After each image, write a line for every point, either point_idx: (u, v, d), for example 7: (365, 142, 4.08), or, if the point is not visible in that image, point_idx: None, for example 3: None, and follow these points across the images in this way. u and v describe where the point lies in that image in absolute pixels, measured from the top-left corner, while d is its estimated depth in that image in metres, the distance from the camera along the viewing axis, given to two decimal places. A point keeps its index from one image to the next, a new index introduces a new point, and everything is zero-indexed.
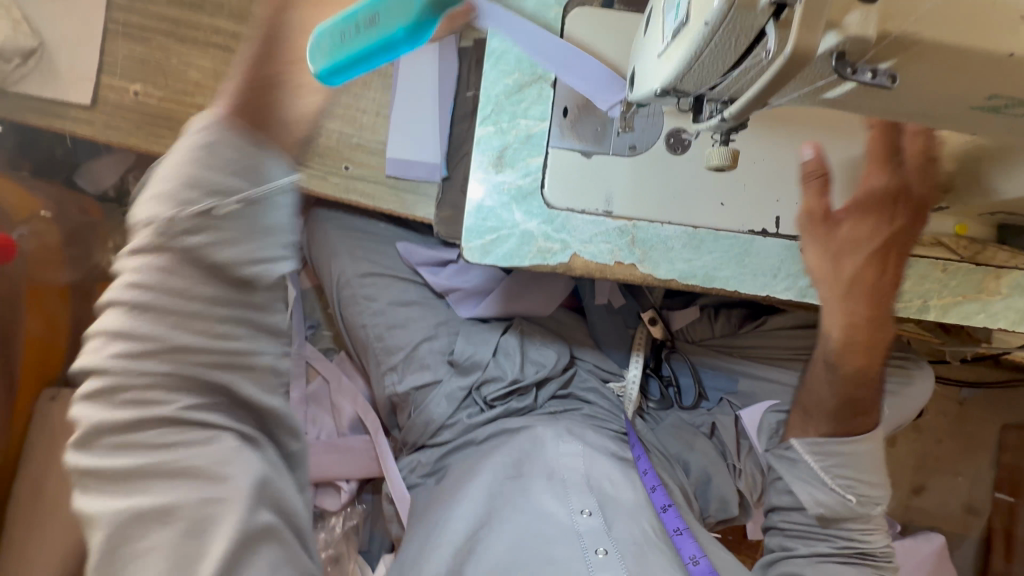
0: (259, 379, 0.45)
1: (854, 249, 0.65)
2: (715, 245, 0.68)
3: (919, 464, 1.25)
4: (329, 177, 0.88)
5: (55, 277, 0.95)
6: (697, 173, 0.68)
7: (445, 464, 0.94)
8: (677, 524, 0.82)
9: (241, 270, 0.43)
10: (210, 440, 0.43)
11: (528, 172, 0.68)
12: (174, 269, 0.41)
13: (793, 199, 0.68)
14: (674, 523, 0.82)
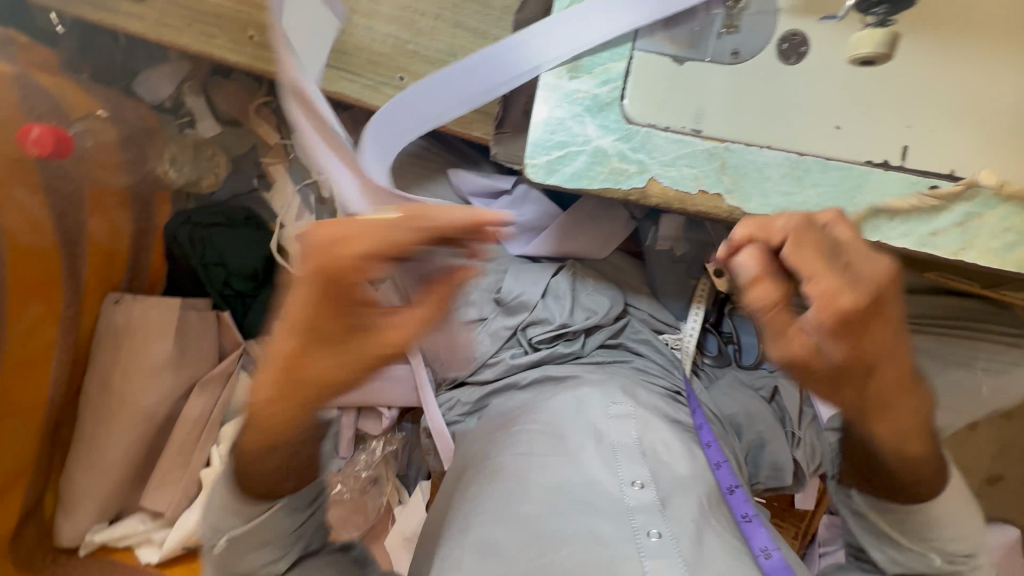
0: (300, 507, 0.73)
1: (890, 343, 0.50)
2: (823, 177, 0.58)
3: (1002, 453, 1.13)
4: (383, 87, 0.81)
5: (113, 179, 1.01)
6: (810, 87, 0.57)
7: (485, 404, 0.89)
8: (746, 510, 0.71)
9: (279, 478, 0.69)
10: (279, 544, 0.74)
11: (607, 80, 0.59)
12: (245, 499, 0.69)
13: (929, 124, 0.56)
14: (743, 509, 0.71)
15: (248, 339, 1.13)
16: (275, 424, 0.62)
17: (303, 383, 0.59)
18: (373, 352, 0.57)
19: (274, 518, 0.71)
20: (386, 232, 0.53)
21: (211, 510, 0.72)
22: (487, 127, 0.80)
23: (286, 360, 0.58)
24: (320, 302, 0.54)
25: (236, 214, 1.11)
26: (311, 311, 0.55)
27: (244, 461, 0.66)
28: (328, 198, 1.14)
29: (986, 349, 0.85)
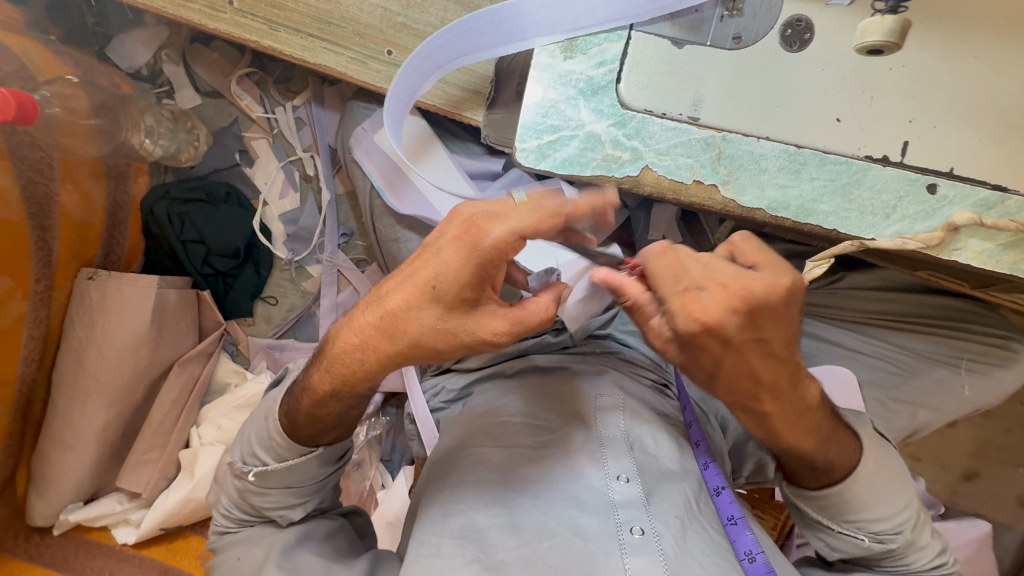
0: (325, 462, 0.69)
1: (742, 366, 0.50)
2: (820, 171, 0.56)
3: (980, 448, 1.15)
4: (369, 61, 0.78)
5: (89, 152, 0.95)
6: (811, 77, 0.55)
7: (470, 391, 0.87)
8: (731, 512, 0.69)
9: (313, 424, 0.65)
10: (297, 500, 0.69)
11: (603, 62, 0.57)
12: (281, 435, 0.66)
13: (933, 118, 0.55)
14: (729, 512, 0.69)
15: (230, 319, 1.15)
16: (354, 375, 0.59)
17: (394, 346, 0.56)
18: (474, 334, 0.54)
19: (304, 463, 0.67)
20: (543, 217, 0.51)
21: (252, 439, 0.69)
22: (477, 108, 0.77)
23: (389, 318, 0.55)
24: (457, 272, 0.52)
25: (217, 190, 1.08)
26: (445, 277, 0.52)
27: (312, 408, 0.63)
28: (313, 175, 1.10)
29: (974, 349, 0.85)
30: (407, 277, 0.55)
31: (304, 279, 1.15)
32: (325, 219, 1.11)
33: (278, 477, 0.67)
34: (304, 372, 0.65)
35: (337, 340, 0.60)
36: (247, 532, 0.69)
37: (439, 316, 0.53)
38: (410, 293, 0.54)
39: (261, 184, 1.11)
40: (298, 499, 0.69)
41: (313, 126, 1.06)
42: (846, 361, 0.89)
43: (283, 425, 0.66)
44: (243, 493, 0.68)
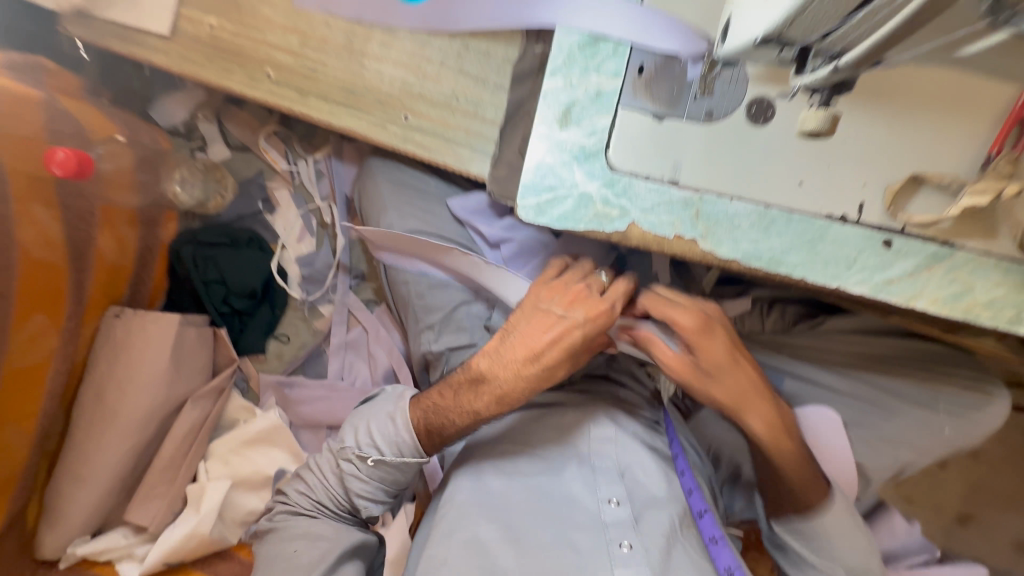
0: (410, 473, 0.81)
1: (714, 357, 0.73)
2: (787, 228, 0.63)
3: (973, 491, 1.16)
4: (388, 124, 0.88)
5: (127, 200, 1.05)
6: (775, 149, 0.63)
7: (473, 428, 0.91)
8: (713, 532, 0.71)
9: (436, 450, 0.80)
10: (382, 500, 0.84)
11: (593, 131, 0.65)
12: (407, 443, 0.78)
13: (884, 185, 0.62)
14: (711, 532, 0.72)
15: (243, 356, 1.20)
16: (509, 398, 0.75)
17: (547, 378, 0.74)
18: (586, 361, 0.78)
19: (408, 465, 0.80)
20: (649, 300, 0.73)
21: (379, 418, 0.81)
22: (484, 165, 0.88)
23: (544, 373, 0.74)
24: (590, 338, 0.72)
25: (240, 234, 1.16)
26: (596, 339, 0.73)
27: (460, 428, 0.77)
28: (330, 222, 1.19)
29: (949, 391, 0.89)
30: (557, 339, 0.72)
31: (316, 318, 1.21)
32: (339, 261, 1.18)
33: (386, 472, 0.80)
34: (439, 403, 0.77)
35: (496, 373, 0.75)
36: (320, 518, 0.81)
37: (581, 362, 0.76)
38: (559, 348, 0.73)
39: (281, 230, 1.19)
40: (381, 497, 0.83)
41: (331, 177, 1.15)
42: (833, 402, 0.91)
43: (412, 439, 0.78)
44: (345, 474, 0.81)
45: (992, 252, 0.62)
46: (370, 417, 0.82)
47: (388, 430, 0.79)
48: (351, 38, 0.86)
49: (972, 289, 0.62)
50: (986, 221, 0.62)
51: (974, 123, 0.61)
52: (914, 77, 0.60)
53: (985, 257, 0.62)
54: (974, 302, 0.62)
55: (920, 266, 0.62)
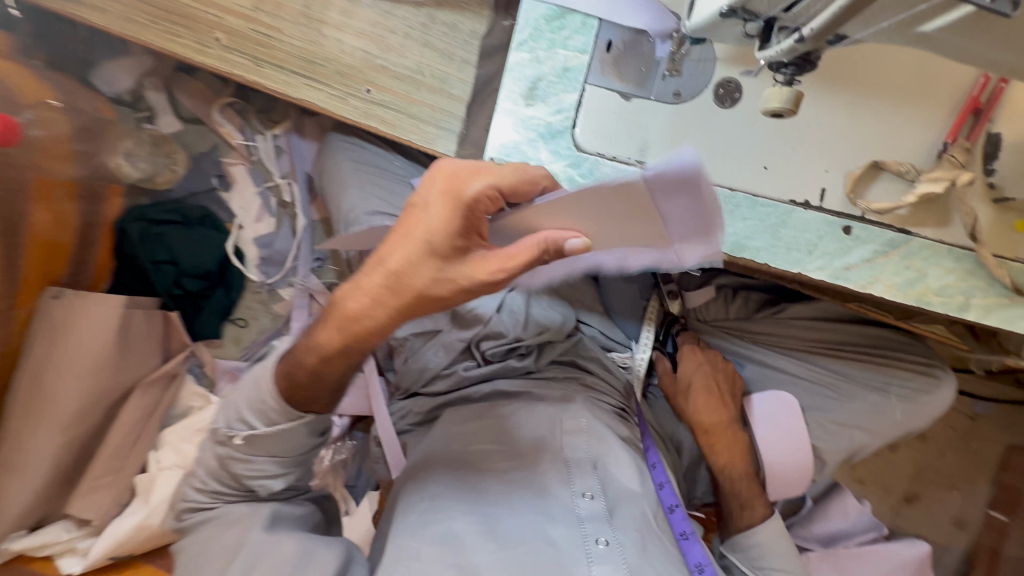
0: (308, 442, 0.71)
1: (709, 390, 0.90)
2: (751, 212, 0.63)
3: (920, 473, 1.21)
4: (349, 98, 0.83)
5: (66, 172, 0.97)
6: (741, 131, 0.63)
7: (438, 414, 0.90)
8: (683, 527, 0.74)
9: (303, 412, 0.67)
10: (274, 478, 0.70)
11: (560, 109, 0.64)
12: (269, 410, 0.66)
13: (846, 170, 0.63)
14: (681, 527, 0.74)
15: (198, 341, 1.14)
16: (367, 329, 0.61)
17: (401, 294, 0.59)
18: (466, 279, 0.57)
19: (293, 431, 0.68)
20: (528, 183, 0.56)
21: (243, 395, 0.69)
22: (449, 144, 0.84)
23: (394, 274, 0.59)
24: (445, 224, 0.56)
25: (193, 212, 1.10)
26: (437, 228, 0.57)
27: (314, 369, 0.64)
28: (290, 202, 1.14)
29: (902, 376, 0.92)
30: (404, 233, 0.59)
31: (276, 301, 1.17)
32: (299, 243, 1.13)
33: (266, 445, 0.67)
34: (297, 341, 0.66)
35: (346, 298, 0.62)
36: (229, 507, 0.70)
37: (440, 267, 0.57)
38: (402, 251, 0.59)
39: (237, 208, 1.13)
40: (280, 470, 0.70)
41: (292, 154, 1.11)
42: (790, 386, 0.94)
43: (272, 392, 0.66)
44: (224, 458, 0.69)
45: (944, 240, 0.63)
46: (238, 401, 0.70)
47: (249, 402, 0.68)
48: (310, 5, 0.81)
49: (924, 276, 0.64)
50: (939, 209, 0.63)
51: (930, 114, 0.62)
52: (875, 60, 0.62)
53: (939, 245, 0.63)
54: (926, 289, 0.64)
55: (877, 252, 0.63)
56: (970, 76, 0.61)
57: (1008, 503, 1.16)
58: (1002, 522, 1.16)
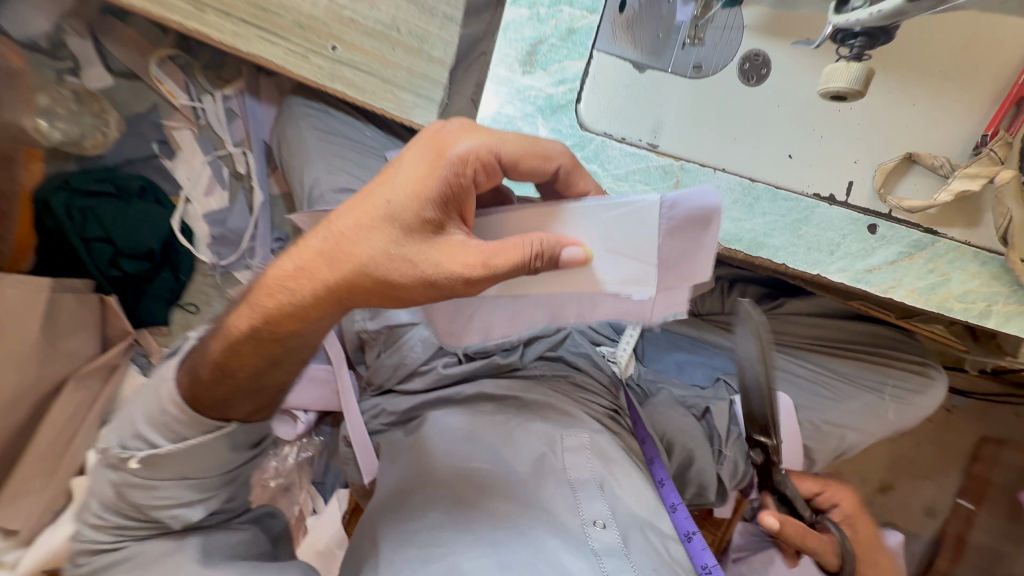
0: (216, 458, 0.58)
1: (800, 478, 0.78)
2: (771, 207, 0.57)
3: (893, 462, 1.18)
4: (311, 56, 0.72)
5: None
6: (767, 114, 0.56)
7: (417, 414, 0.80)
8: (704, 559, 0.69)
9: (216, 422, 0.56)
10: (189, 505, 0.58)
11: (563, 80, 0.57)
12: (173, 419, 0.55)
13: (877, 162, 0.56)
14: (702, 559, 0.69)
15: (141, 328, 1.01)
16: (285, 315, 0.52)
17: (341, 267, 0.50)
18: (426, 260, 0.48)
19: (211, 445, 0.57)
20: (526, 157, 0.51)
21: (138, 409, 0.57)
22: (429, 114, 0.74)
23: (338, 240, 0.50)
24: (417, 186, 0.49)
25: (132, 184, 0.96)
26: (402, 191, 0.49)
27: (217, 365, 0.54)
28: (245, 173, 1.01)
29: (897, 375, 0.88)
30: (363, 198, 0.51)
31: (231, 285, 1.03)
32: (256, 221, 1.01)
33: (174, 465, 0.56)
34: (201, 338, 0.57)
35: (270, 271, 0.53)
36: (139, 546, 0.57)
37: (399, 238, 0.49)
38: (358, 215, 0.50)
39: (183, 179, 1.00)
40: (196, 495, 0.58)
41: (246, 120, 0.98)
42: (784, 383, 0.89)
43: (176, 398, 0.55)
44: (120, 488, 0.56)
45: (969, 242, 0.58)
46: (127, 417, 0.57)
47: (147, 415, 0.56)
48: None
49: (948, 280, 0.58)
50: (970, 207, 0.57)
51: (965, 105, 0.56)
52: (914, 37, 0.56)
53: (966, 247, 0.58)
54: (948, 294, 0.59)
55: (902, 254, 0.58)
56: (1015, 61, 0.55)
57: (976, 491, 1.14)
58: (968, 509, 1.15)
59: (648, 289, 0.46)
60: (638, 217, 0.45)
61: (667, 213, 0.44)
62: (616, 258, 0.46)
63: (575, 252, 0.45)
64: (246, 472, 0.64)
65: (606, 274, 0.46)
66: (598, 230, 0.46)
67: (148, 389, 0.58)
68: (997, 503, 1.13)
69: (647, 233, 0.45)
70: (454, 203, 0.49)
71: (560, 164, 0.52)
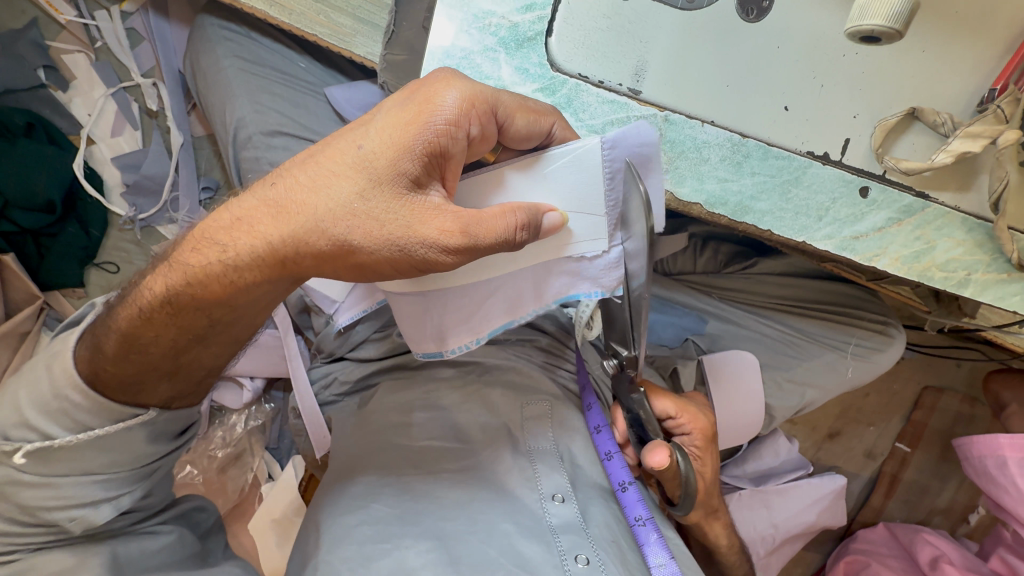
0: (127, 452, 0.50)
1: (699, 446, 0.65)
2: (761, 165, 0.51)
3: (844, 411, 1.19)
4: None
5: None
6: (762, 57, 0.49)
7: (370, 384, 0.74)
8: (638, 511, 0.61)
9: (129, 413, 0.48)
10: (94, 506, 0.50)
11: (530, 6, 0.49)
12: (68, 406, 0.47)
13: (876, 116, 0.51)
14: (636, 512, 0.61)
15: (50, 289, 0.87)
16: (216, 275, 0.42)
17: (289, 221, 0.41)
18: (394, 221, 0.40)
19: (123, 437, 0.49)
20: (518, 107, 0.44)
21: (24, 388, 0.48)
22: (372, 44, 0.63)
23: (290, 190, 0.41)
24: (396, 132, 0.41)
25: (16, 118, 0.80)
26: (375, 136, 0.41)
27: (127, 337, 0.46)
28: (159, 109, 0.86)
29: (860, 334, 0.87)
30: (326, 144, 0.42)
31: (155, 242, 0.90)
32: (177, 166, 0.87)
33: (74, 460, 0.48)
34: (107, 307, 0.49)
35: (203, 222, 0.44)
36: (36, 557, 0.49)
37: (365, 190, 0.40)
38: (319, 164, 0.41)
39: (83, 116, 0.84)
40: (106, 493, 0.50)
41: (154, 42, 0.82)
42: (752, 343, 0.87)
43: (75, 380, 0.47)
44: (2, 486, 0.48)
45: (958, 208, 0.53)
46: (9, 399, 0.48)
47: (38, 401, 0.47)
48: None
49: (933, 248, 0.54)
50: (963, 170, 0.53)
51: (971, 51, 0.50)
52: None
53: (955, 213, 0.53)
54: (931, 263, 0.54)
55: (891, 220, 0.53)
56: None
57: (913, 436, 1.17)
58: (905, 453, 1.17)
59: (604, 242, 0.48)
60: (583, 165, 0.46)
61: (609, 157, 0.45)
62: (584, 215, 0.47)
63: (553, 217, 0.45)
64: (172, 462, 0.56)
65: (578, 230, 0.48)
66: (551, 196, 0.46)
67: (37, 372, 0.48)
68: (930, 446, 1.16)
69: (599, 184, 0.46)
70: (436, 160, 0.41)
71: (553, 120, 0.46)
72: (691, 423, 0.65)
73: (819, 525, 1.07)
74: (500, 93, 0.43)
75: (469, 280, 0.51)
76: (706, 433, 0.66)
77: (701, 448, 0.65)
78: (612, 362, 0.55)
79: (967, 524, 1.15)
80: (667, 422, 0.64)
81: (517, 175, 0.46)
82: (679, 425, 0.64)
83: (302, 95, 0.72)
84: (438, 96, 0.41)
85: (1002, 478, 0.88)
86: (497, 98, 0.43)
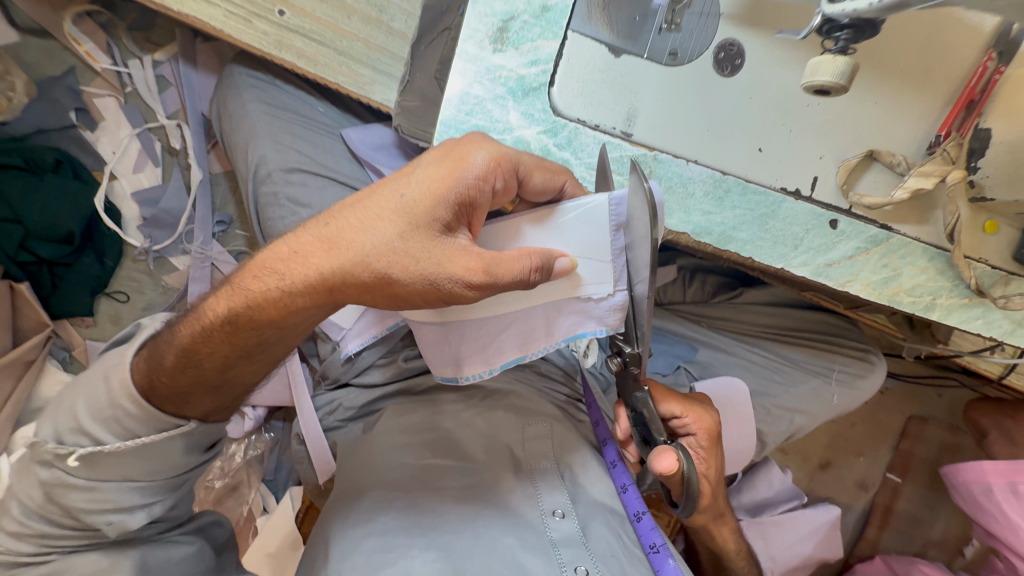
0: (168, 459, 0.52)
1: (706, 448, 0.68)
2: (741, 200, 0.57)
3: (833, 439, 1.21)
4: (254, 20, 0.67)
5: None
6: (737, 106, 0.56)
7: (375, 409, 0.77)
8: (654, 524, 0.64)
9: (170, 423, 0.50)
10: (133, 511, 0.51)
11: (536, 61, 0.56)
12: (116, 413, 0.49)
13: (840, 157, 0.57)
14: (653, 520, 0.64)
15: (60, 318, 0.90)
16: (271, 299, 0.46)
17: (338, 255, 0.45)
18: (429, 259, 0.45)
19: (163, 446, 0.51)
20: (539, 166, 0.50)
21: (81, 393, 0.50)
22: (388, 92, 0.71)
23: (342, 229, 0.46)
24: (433, 184, 0.46)
25: (46, 155, 0.85)
26: (416, 186, 0.46)
27: (182, 353, 0.49)
28: (180, 148, 0.92)
29: (842, 360, 0.91)
30: (372, 191, 0.47)
31: (167, 272, 0.93)
32: (194, 201, 0.91)
33: (118, 466, 0.50)
34: (165, 326, 0.52)
35: (262, 251, 0.48)
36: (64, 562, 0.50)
37: (405, 232, 0.45)
38: (366, 207, 0.46)
39: (108, 153, 0.89)
40: (142, 500, 0.52)
41: (180, 87, 0.88)
42: (740, 370, 0.91)
43: (130, 390, 0.49)
44: (50, 488, 0.49)
45: (918, 238, 0.59)
46: (65, 406, 0.51)
47: (93, 409, 0.50)
48: None
49: (899, 274, 0.59)
50: (921, 205, 0.59)
51: (919, 102, 0.57)
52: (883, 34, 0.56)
53: (916, 243, 0.59)
54: (899, 288, 0.60)
55: (859, 248, 0.59)
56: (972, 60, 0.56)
57: (903, 466, 1.19)
58: (896, 483, 1.19)
59: (609, 285, 0.52)
60: (593, 217, 0.50)
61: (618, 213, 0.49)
62: (592, 260, 0.51)
63: (563, 263, 0.49)
64: (200, 472, 0.58)
65: (587, 274, 0.52)
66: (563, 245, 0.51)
67: (95, 378, 0.51)
68: (919, 476, 1.18)
69: (607, 235, 0.50)
70: (465, 208, 0.46)
71: (565, 178, 0.52)
72: (697, 421, 0.67)
73: (817, 555, 1.08)
74: (523, 154, 0.49)
75: (486, 315, 0.55)
76: (713, 433, 0.68)
77: (709, 448, 0.68)
78: (616, 359, 0.55)
79: (962, 556, 1.15)
80: (671, 422, 0.67)
81: (533, 224, 0.52)
82: (685, 424, 0.67)
83: (319, 136, 0.78)
84: (471, 155, 0.47)
85: (988, 503, 0.90)
86: (520, 158, 0.48)
